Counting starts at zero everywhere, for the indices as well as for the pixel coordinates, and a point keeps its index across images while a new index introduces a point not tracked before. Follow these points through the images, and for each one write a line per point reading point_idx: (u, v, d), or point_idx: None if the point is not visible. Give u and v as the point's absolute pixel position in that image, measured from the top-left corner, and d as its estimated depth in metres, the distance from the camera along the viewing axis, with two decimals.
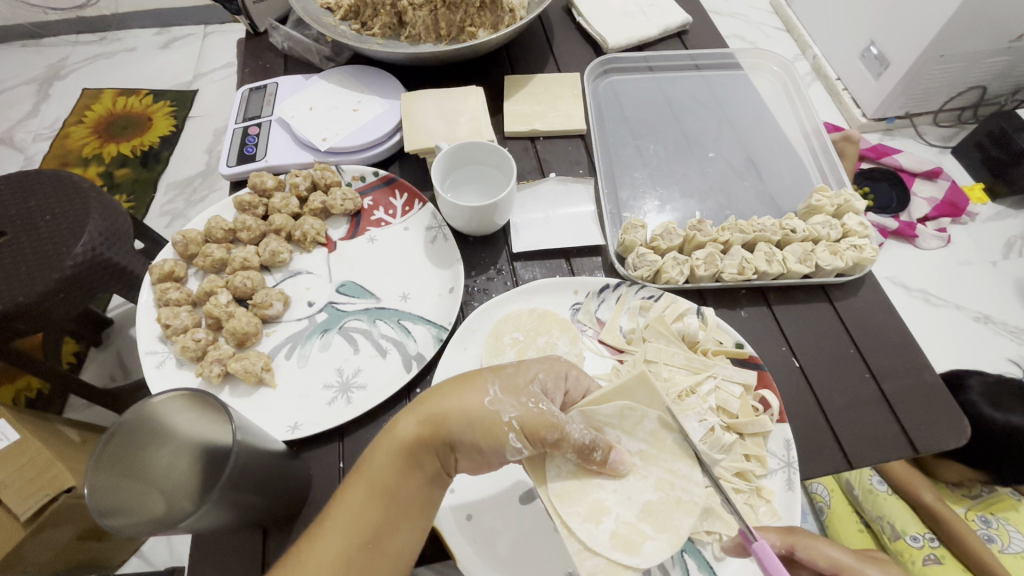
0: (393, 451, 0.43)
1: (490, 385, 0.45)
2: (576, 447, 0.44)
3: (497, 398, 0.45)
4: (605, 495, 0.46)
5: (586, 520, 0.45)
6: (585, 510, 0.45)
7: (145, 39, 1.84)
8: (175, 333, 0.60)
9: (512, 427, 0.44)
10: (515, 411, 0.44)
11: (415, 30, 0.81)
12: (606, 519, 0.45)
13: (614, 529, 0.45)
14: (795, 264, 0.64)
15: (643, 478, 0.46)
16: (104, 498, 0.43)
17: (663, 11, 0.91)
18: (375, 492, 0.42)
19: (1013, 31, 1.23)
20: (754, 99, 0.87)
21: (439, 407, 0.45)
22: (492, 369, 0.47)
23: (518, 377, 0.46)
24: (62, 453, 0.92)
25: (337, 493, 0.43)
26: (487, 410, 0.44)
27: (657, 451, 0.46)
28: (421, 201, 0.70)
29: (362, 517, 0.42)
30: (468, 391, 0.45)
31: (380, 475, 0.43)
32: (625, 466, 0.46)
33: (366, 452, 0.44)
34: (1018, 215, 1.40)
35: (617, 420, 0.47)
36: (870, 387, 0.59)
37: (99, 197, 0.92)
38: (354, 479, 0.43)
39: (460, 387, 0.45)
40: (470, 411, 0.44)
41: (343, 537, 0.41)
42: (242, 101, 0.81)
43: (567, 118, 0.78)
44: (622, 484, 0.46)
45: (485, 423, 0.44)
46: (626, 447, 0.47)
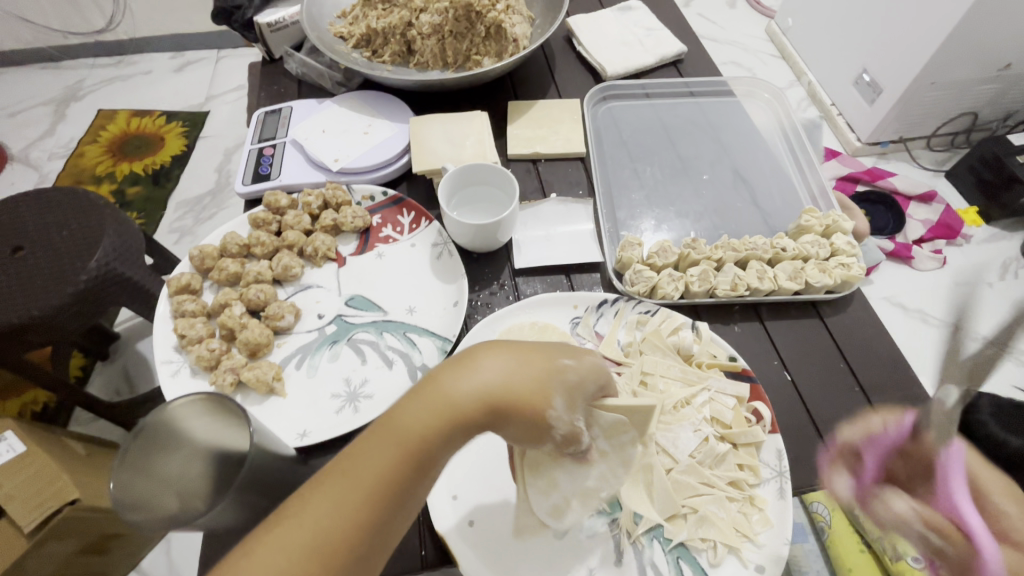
0: (434, 415, 0.37)
1: (559, 393, 0.41)
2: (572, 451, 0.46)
3: (559, 398, 0.41)
4: (561, 475, 0.50)
5: (541, 489, 0.51)
6: (536, 481, 0.51)
7: (161, 63, 1.91)
8: (190, 343, 0.62)
9: (556, 418, 0.41)
10: (564, 408, 0.41)
11: (424, 58, 0.86)
12: (548, 491, 0.51)
13: (549, 501, 0.51)
14: (785, 281, 0.67)
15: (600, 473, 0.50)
16: (122, 492, 0.45)
17: (659, 41, 0.95)
18: (406, 458, 0.36)
19: (999, 61, 1.28)
20: (746, 125, 0.91)
21: (492, 378, 0.39)
22: (563, 371, 0.42)
23: (580, 389, 0.43)
24: (73, 467, 0.94)
25: (360, 449, 0.36)
26: (547, 419, 0.40)
27: (615, 454, 0.50)
28: (427, 219, 0.73)
29: (381, 487, 0.36)
30: (537, 386, 0.40)
31: (417, 439, 0.36)
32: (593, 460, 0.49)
33: (397, 410, 0.37)
34: (1012, 238, 1.43)
35: (606, 428, 0.48)
36: (860, 400, 0.61)
37: (114, 213, 0.96)
38: (384, 438, 0.37)
39: (529, 377, 0.40)
40: (532, 409, 0.40)
41: (355, 502, 0.35)
42: (258, 123, 0.85)
43: (567, 142, 0.82)
44: (582, 470, 0.50)
45: (539, 422, 0.40)
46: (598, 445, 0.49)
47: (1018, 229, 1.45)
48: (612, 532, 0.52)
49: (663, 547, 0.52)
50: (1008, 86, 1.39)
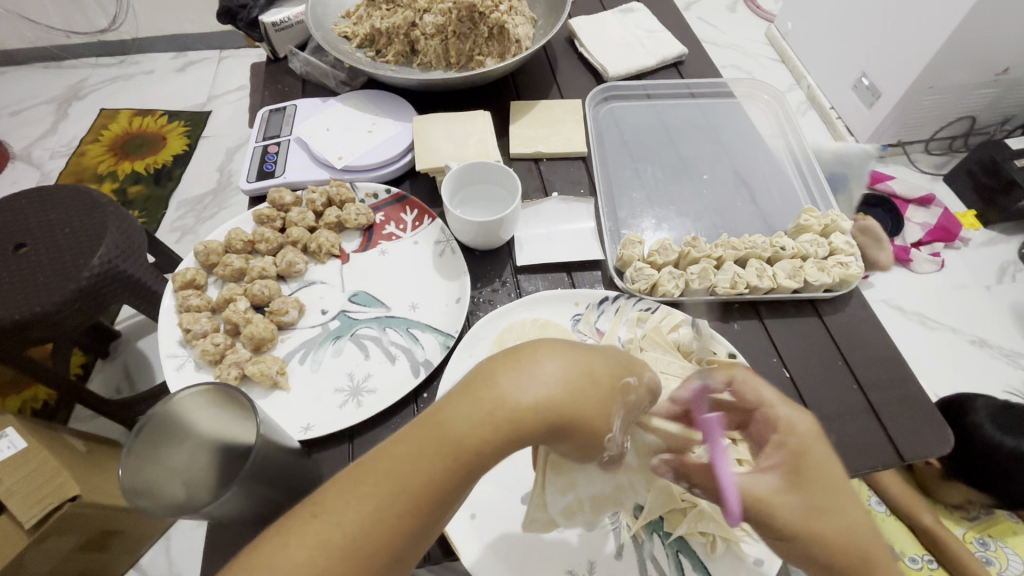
0: (484, 420, 0.33)
1: (618, 417, 0.37)
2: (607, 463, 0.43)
3: (618, 417, 0.37)
4: (586, 484, 0.46)
5: (560, 491, 0.46)
6: (558, 489, 0.46)
7: (162, 62, 1.92)
8: (195, 337, 0.63)
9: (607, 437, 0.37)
10: (617, 426, 0.38)
11: (427, 58, 0.87)
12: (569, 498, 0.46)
13: (566, 505, 0.47)
14: (784, 280, 0.67)
15: (619, 477, 0.47)
16: (131, 478, 0.45)
17: (660, 43, 0.96)
18: (451, 469, 0.33)
19: (997, 65, 1.29)
20: (746, 126, 0.92)
21: (551, 384, 0.34)
22: (623, 392, 0.38)
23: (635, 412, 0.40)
24: (73, 465, 0.94)
25: (403, 452, 0.33)
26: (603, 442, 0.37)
27: (637, 467, 0.47)
28: (430, 217, 0.74)
29: (422, 495, 0.33)
30: (600, 406, 0.36)
31: (462, 443, 0.33)
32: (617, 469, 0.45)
33: (443, 410, 0.34)
34: (1009, 241, 1.44)
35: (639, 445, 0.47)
36: (858, 397, 0.62)
37: (117, 211, 0.96)
38: (430, 443, 0.33)
39: (592, 393, 0.35)
40: (592, 428, 0.35)
41: (391, 508, 0.32)
42: (263, 122, 0.86)
43: (569, 142, 0.83)
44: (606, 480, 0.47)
45: (592, 440, 0.36)
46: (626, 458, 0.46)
47: (1015, 232, 1.46)
48: (612, 525, 0.53)
49: (663, 540, 0.53)
50: (1006, 91, 1.40)
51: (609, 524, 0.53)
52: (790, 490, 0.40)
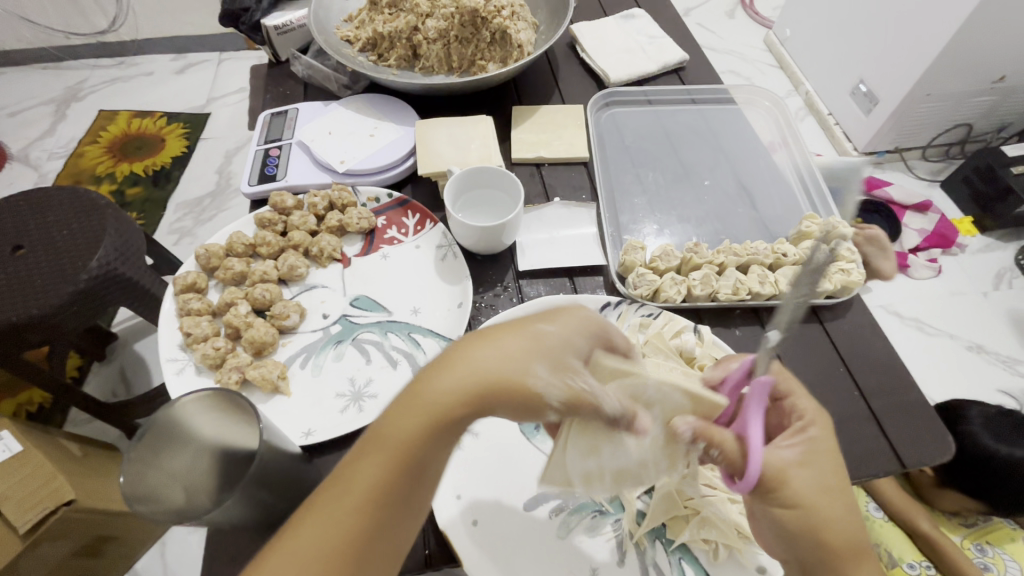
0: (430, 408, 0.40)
1: (539, 364, 0.42)
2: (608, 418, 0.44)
3: (539, 364, 0.42)
4: (610, 449, 0.46)
5: (584, 455, 0.47)
6: (582, 450, 0.47)
7: (162, 64, 1.92)
8: (195, 341, 0.63)
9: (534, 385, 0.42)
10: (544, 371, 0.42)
11: (429, 63, 0.87)
12: (593, 462, 0.47)
13: (589, 468, 0.47)
14: (786, 286, 0.67)
15: (645, 447, 0.46)
16: (132, 484, 0.45)
17: (661, 49, 0.96)
18: (399, 464, 0.39)
19: (994, 74, 1.30)
20: (747, 132, 0.92)
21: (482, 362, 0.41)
22: (537, 339, 0.43)
23: (566, 353, 0.43)
24: (68, 469, 0.93)
25: (357, 457, 0.40)
26: (532, 385, 0.41)
27: (666, 443, 0.46)
28: (432, 221, 0.74)
29: (381, 490, 0.39)
30: (511, 359, 0.41)
31: (404, 441, 0.39)
32: (643, 431, 0.45)
33: (383, 422, 0.41)
34: (1006, 248, 1.45)
35: (665, 412, 0.46)
36: (859, 404, 0.62)
37: (115, 213, 0.96)
38: (376, 446, 0.40)
39: (501, 350, 0.42)
40: (513, 382, 0.41)
41: (359, 509, 0.39)
42: (264, 125, 0.85)
43: (570, 147, 0.83)
44: (629, 449, 0.46)
45: (524, 394, 0.41)
46: (646, 418, 0.45)
47: (1012, 239, 1.47)
48: (616, 531, 0.53)
49: (666, 547, 0.53)
50: (1002, 98, 1.41)
51: (612, 530, 0.53)
52: (808, 469, 0.45)
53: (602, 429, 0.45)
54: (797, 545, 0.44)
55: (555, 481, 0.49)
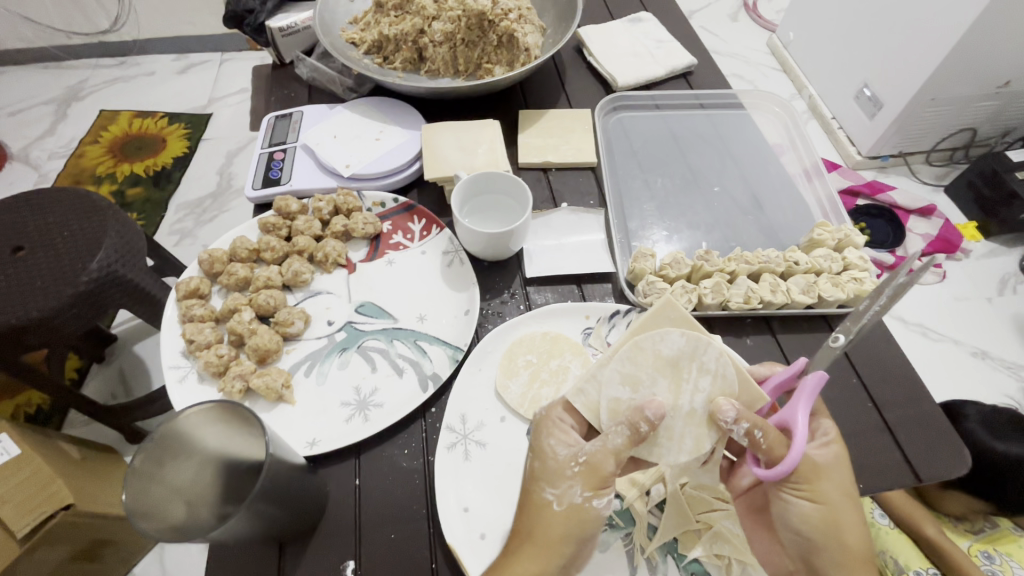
0: (536, 561, 0.45)
1: (546, 492, 0.48)
2: (670, 365, 0.49)
3: (546, 489, 0.48)
4: (650, 387, 0.49)
5: (623, 383, 0.49)
6: (622, 376, 0.49)
7: (164, 64, 1.91)
8: (198, 348, 0.62)
9: (592, 499, 0.47)
10: (585, 493, 0.47)
11: (435, 65, 0.86)
12: (629, 395, 0.49)
13: (622, 399, 0.49)
14: (798, 295, 0.66)
15: (681, 404, 0.48)
16: (135, 501, 0.44)
17: (669, 53, 0.95)
18: None
19: (1000, 78, 1.29)
20: (755, 138, 0.92)
21: (551, 518, 0.47)
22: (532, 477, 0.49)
23: (552, 464, 0.48)
24: (66, 472, 0.92)
25: None
26: (561, 510, 0.47)
27: (698, 421, 0.48)
28: (438, 226, 0.73)
29: None
30: (537, 508, 0.47)
31: None
32: (690, 389, 0.48)
33: None
34: (1011, 253, 1.44)
35: (716, 385, 0.48)
36: (873, 415, 0.61)
37: (117, 215, 0.95)
38: None
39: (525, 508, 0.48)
40: (551, 524, 0.46)
41: None
42: (268, 128, 0.84)
43: (578, 151, 0.82)
44: (667, 394, 0.48)
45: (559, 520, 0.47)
46: (699, 384, 0.48)
47: (1017, 244, 1.46)
48: (626, 544, 0.52)
49: (677, 562, 0.52)
50: (1008, 103, 1.40)
51: (622, 544, 0.52)
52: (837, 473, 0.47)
53: (650, 370, 0.49)
54: (816, 547, 0.47)
55: (584, 402, 0.50)
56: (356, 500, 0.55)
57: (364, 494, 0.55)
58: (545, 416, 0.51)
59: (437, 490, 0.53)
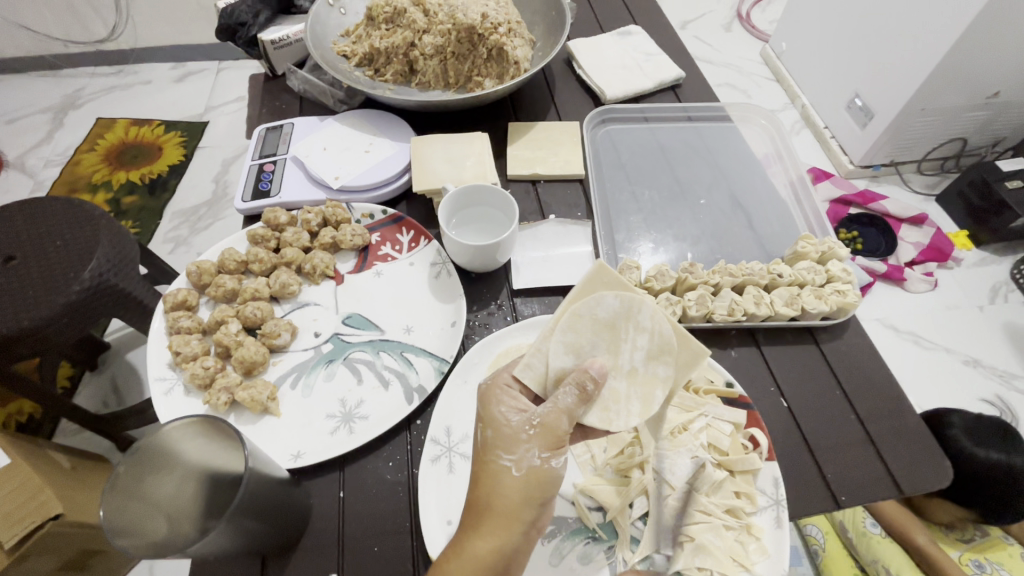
0: (497, 532, 0.45)
1: (504, 459, 0.47)
2: (608, 328, 0.50)
3: (503, 458, 0.47)
4: (591, 351, 0.50)
5: (566, 350, 0.50)
6: (566, 346, 0.50)
7: (161, 73, 1.91)
8: (184, 360, 0.62)
9: (549, 459, 0.47)
10: (542, 454, 0.47)
11: (425, 78, 0.87)
12: (572, 362, 0.50)
13: (565, 368, 0.50)
14: (782, 307, 0.67)
15: (619, 369, 0.50)
16: (115, 517, 0.44)
17: (658, 66, 0.96)
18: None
19: (987, 89, 1.31)
20: (742, 150, 0.92)
21: (508, 484, 0.46)
22: (485, 448, 0.48)
23: (507, 430, 0.47)
24: (55, 481, 0.91)
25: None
26: (521, 476, 0.46)
27: (637, 380, 0.50)
28: (426, 238, 0.74)
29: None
30: (495, 480, 0.46)
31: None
32: (625, 349, 0.50)
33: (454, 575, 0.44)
34: (1002, 261, 1.45)
35: (653, 342, 0.50)
36: (855, 427, 0.61)
37: (109, 224, 0.95)
38: None
39: (482, 480, 0.47)
40: (513, 494, 0.46)
41: None
42: (259, 139, 0.85)
43: (567, 163, 0.83)
44: (607, 356, 0.50)
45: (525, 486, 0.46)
46: (634, 342, 0.50)
47: (1007, 253, 1.47)
48: (609, 559, 0.52)
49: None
50: (997, 114, 1.41)
51: (605, 558, 0.53)
52: None
53: (590, 335, 0.50)
54: None
55: (532, 376, 0.51)
56: (340, 514, 0.55)
57: (347, 507, 0.55)
58: (492, 384, 0.51)
59: (420, 504, 0.53)
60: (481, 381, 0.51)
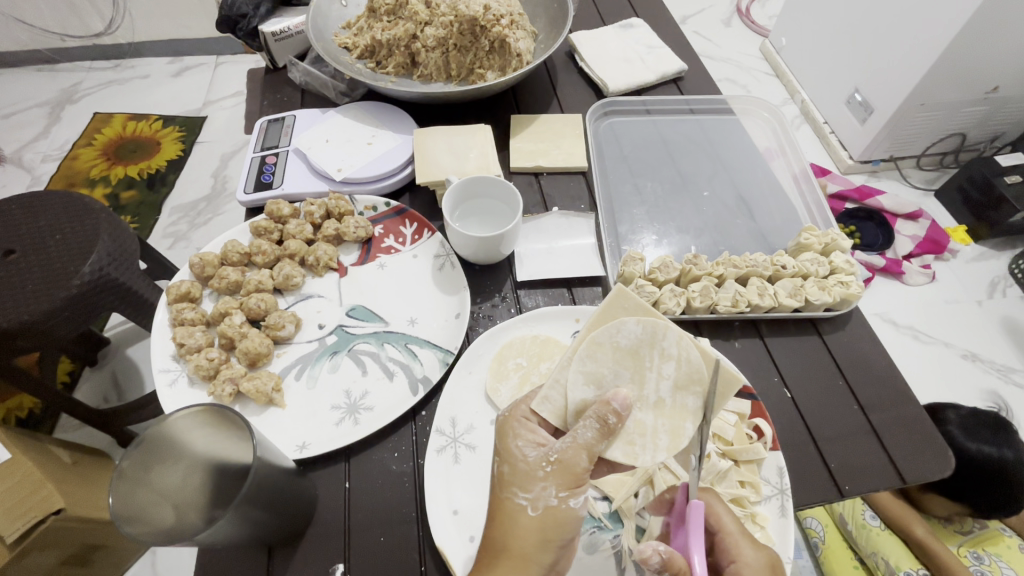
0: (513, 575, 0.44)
1: (519, 496, 0.46)
2: (629, 357, 0.48)
3: (519, 495, 0.46)
4: (613, 381, 0.48)
5: (585, 381, 0.48)
6: (584, 376, 0.48)
7: (158, 67, 1.90)
8: (189, 352, 0.62)
9: (567, 499, 0.46)
10: (560, 494, 0.46)
11: (427, 70, 0.87)
12: (593, 394, 0.48)
13: (586, 399, 0.48)
14: (785, 298, 0.67)
15: (644, 402, 0.48)
16: (123, 505, 0.44)
17: (660, 59, 0.96)
18: None
19: (986, 84, 1.31)
20: (744, 143, 0.93)
21: (525, 524, 0.45)
22: (503, 487, 0.47)
23: (524, 469, 0.47)
24: (56, 476, 0.91)
25: None
26: (538, 516, 0.45)
27: (668, 412, 0.48)
28: (429, 230, 0.73)
29: None
30: (512, 520, 0.46)
31: None
32: (648, 381, 0.48)
33: None
34: (1000, 256, 1.46)
35: (680, 370, 0.48)
36: (859, 417, 0.62)
37: (110, 218, 0.95)
38: None
39: (497, 520, 0.46)
40: (531, 534, 0.45)
41: None
42: (261, 131, 0.85)
43: (569, 156, 0.82)
44: (630, 386, 0.48)
45: (542, 528, 0.45)
46: (660, 371, 0.48)
47: (1005, 248, 1.47)
48: (615, 545, 0.53)
49: None
50: (996, 109, 1.41)
51: (611, 546, 0.53)
52: None
53: (611, 364, 0.48)
54: None
55: (551, 408, 0.49)
56: (346, 505, 0.55)
57: (353, 496, 0.55)
58: (509, 416, 0.50)
59: (427, 494, 0.53)
60: (499, 413, 0.51)
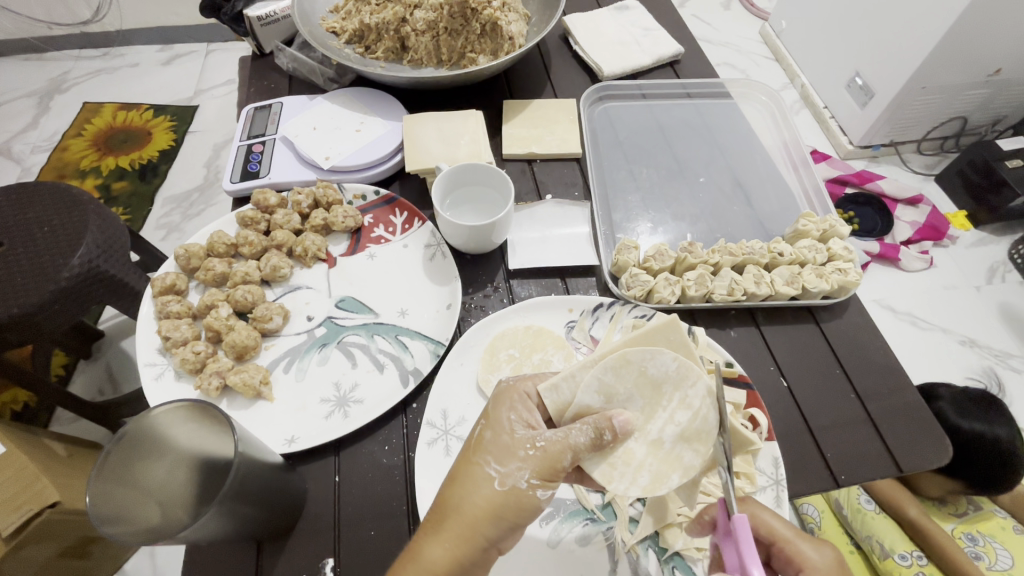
0: (456, 543, 0.42)
1: (490, 465, 0.44)
2: (648, 391, 0.48)
3: (490, 466, 0.44)
4: (623, 403, 0.48)
5: (598, 393, 0.48)
6: (596, 386, 0.48)
7: (147, 55, 1.86)
8: (174, 345, 0.61)
9: (537, 488, 0.43)
10: (531, 479, 0.43)
11: (417, 55, 0.85)
12: (599, 403, 0.48)
13: (591, 406, 0.48)
14: (782, 286, 0.66)
15: (646, 435, 0.48)
16: (103, 506, 0.43)
17: (656, 41, 0.94)
18: None
19: (988, 67, 1.28)
20: (742, 127, 0.91)
21: (485, 494, 0.43)
22: (479, 452, 0.45)
23: (507, 440, 0.45)
24: (48, 467, 0.90)
25: None
26: (501, 493, 0.43)
27: (663, 454, 0.47)
28: (420, 219, 0.72)
29: None
30: (472, 488, 0.43)
31: None
32: (656, 417, 0.48)
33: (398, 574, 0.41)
34: (999, 241, 1.45)
35: (692, 423, 0.47)
36: (856, 406, 0.61)
37: (97, 208, 0.93)
38: None
39: (460, 484, 0.44)
40: (487, 507, 0.43)
41: None
42: (247, 119, 0.83)
43: (563, 142, 0.81)
44: (639, 415, 0.48)
45: (501, 505, 0.43)
46: (675, 415, 0.48)
47: (1005, 233, 1.46)
48: (608, 539, 0.52)
49: (658, 555, 0.52)
50: (997, 92, 1.39)
51: (604, 538, 0.53)
52: None
53: (630, 387, 0.48)
54: None
55: (555, 399, 0.48)
56: (334, 499, 0.54)
57: (342, 490, 0.54)
58: (511, 388, 0.49)
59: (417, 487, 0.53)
60: (502, 380, 0.50)
